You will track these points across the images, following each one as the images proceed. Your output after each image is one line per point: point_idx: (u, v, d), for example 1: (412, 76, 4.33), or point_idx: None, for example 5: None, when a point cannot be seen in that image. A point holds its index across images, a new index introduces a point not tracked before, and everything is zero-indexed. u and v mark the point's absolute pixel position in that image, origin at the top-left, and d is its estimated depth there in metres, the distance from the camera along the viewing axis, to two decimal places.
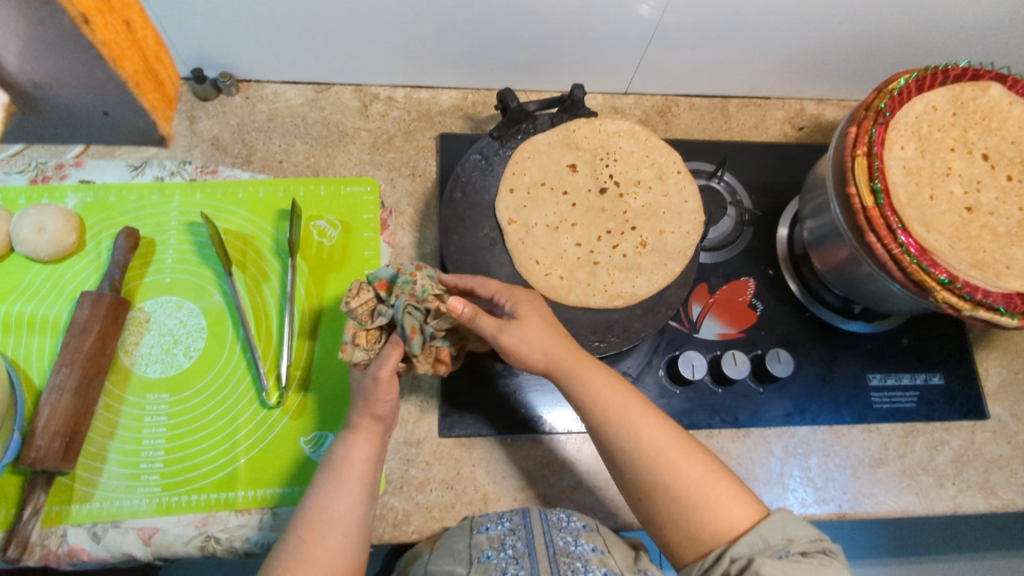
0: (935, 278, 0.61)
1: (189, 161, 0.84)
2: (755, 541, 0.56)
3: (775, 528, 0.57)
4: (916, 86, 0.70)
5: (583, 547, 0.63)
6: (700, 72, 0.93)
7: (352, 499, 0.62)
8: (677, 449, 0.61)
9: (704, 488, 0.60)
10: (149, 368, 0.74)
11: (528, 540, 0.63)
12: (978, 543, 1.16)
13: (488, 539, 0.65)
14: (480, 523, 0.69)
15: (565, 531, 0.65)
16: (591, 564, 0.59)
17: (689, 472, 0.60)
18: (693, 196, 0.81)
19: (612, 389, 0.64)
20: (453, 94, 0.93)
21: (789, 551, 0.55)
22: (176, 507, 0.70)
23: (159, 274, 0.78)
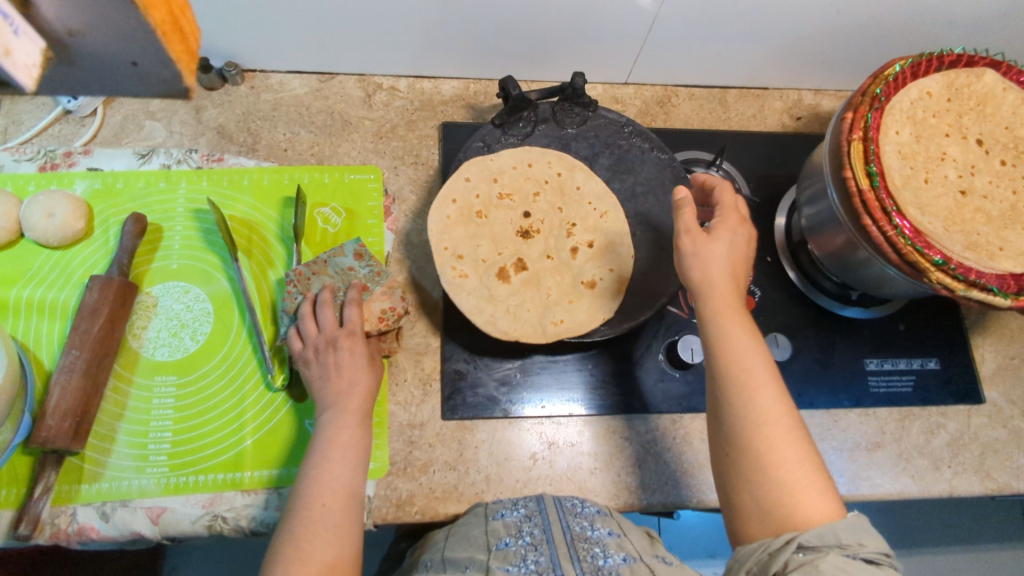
0: (929, 260, 0.63)
1: (195, 149, 0.85)
2: (828, 535, 0.53)
3: (852, 531, 0.53)
4: (912, 72, 0.70)
5: (601, 531, 0.64)
6: (700, 62, 0.94)
7: (354, 472, 0.63)
8: (779, 424, 0.58)
9: (793, 472, 0.56)
10: (157, 351, 0.76)
11: (544, 526, 0.64)
12: (975, 531, 1.17)
13: (505, 525, 0.66)
14: (494, 509, 0.70)
15: (582, 516, 0.67)
16: (609, 549, 0.61)
17: (785, 453, 0.57)
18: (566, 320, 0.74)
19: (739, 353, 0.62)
20: (455, 84, 0.94)
21: (857, 555, 0.52)
22: (184, 487, 0.71)
23: (167, 260, 0.80)
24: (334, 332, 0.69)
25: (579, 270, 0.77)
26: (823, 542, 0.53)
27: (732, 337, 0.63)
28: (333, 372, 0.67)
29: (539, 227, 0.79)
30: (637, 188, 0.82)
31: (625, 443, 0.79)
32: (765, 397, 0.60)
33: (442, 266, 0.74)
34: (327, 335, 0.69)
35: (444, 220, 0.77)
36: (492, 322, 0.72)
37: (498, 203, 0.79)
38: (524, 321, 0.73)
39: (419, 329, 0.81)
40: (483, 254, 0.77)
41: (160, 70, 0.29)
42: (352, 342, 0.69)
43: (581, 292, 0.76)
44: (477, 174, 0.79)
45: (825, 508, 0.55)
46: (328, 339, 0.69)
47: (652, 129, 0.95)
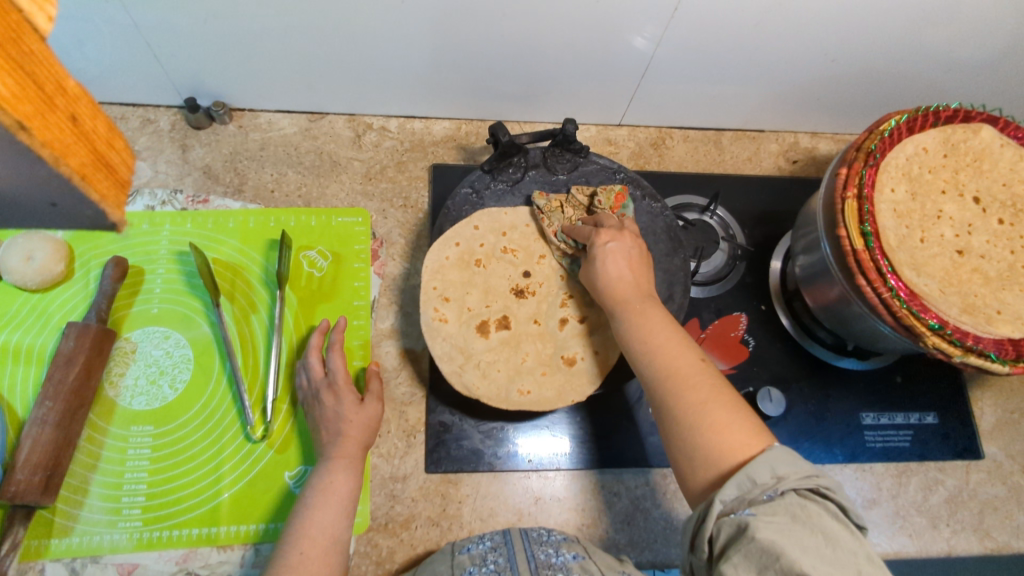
0: (925, 323, 0.61)
1: (180, 189, 0.84)
2: (742, 481, 0.50)
3: (763, 466, 0.50)
4: (907, 127, 0.69)
5: (565, 556, 0.63)
6: (694, 105, 0.93)
7: (338, 517, 0.62)
8: (695, 375, 0.58)
9: (707, 410, 0.55)
10: (134, 400, 0.74)
11: (509, 555, 0.63)
12: None
13: (470, 557, 0.65)
14: (461, 545, 0.69)
15: (546, 545, 0.66)
16: (572, 574, 0.59)
17: (699, 391, 0.57)
18: (536, 388, 0.71)
19: (649, 321, 0.63)
20: (446, 125, 0.93)
21: (778, 491, 0.49)
22: (158, 543, 0.69)
23: (148, 304, 0.78)
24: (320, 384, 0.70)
25: (564, 342, 0.74)
26: (742, 492, 0.49)
27: (642, 322, 0.63)
28: (324, 424, 0.69)
29: (536, 289, 0.76)
30: None
31: (614, 498, 0.77)
32: (675, 352, 0.60)
33: (425, 306, 0.74)
34: (314, 387, 0.70)
35: (441, 260, 0.75)
36: (459, 374, 0.71)
37: (500, 256, 0.77)
38: (490, 382, 0.71)
39: (404, 378, 0.79)
40: (470, 303, 0.74)
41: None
42: (335, 395, 0.69)
43: (558, 367, 0.72)
44: (487, 225, 0.77)
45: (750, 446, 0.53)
46: (315, 391, 0.70)
47: (646, 172, 0.93)
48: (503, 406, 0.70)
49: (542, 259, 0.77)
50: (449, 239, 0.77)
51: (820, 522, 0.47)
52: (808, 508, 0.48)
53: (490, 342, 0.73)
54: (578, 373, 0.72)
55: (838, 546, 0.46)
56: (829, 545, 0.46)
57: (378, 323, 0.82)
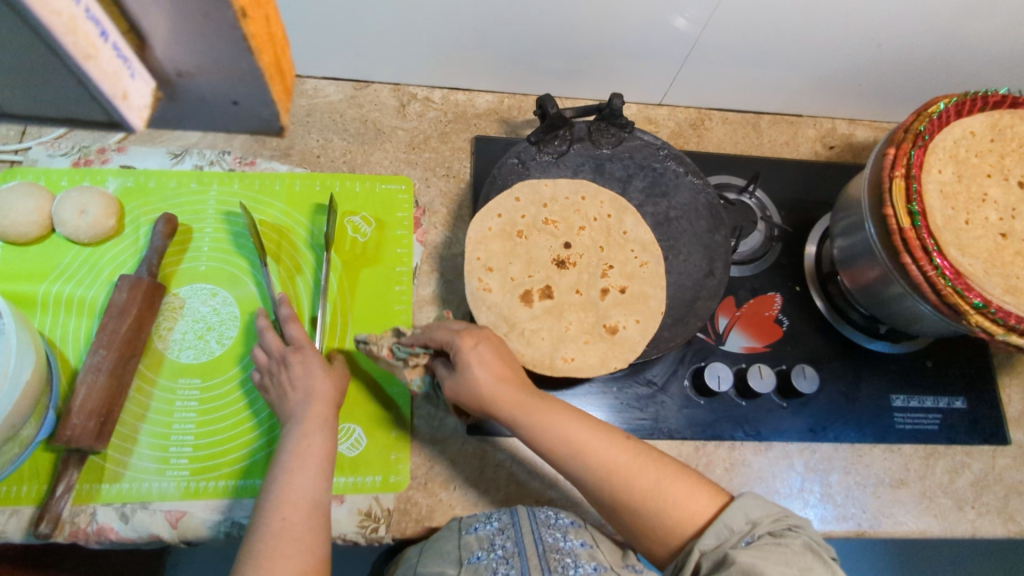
0: (968, 302, 0.62)
1: (228, 150, 0.85)
2: (720, 530, 0.57)
3: (738, 512, 0.58)
4: (955, 111, 0.70)
5: (573, 542, 0.63)
6: (736, 87, 0.94)
7: (318, 481, 0.62)
8: (626, 458, 0.61)
9: (661, 488, 0.60)
10: (182, 353, 0.75)
11: (517, 538, 0.63)
12: None
13: (477, 539, 0.65)
14: (468, 524, 0.69)
15: (554, 528, 0.66)
16: (580, 559, 0.60)
17: (644, 475, 0.61)
18: (580, 354, 0.72)
19: (559, 420, 0.62)
20: (489, 98, 0.94)
21: (753, 533, 0.56)
22: (204, 493, 0.71)
23: (195, 262, 0.79)
24: (281, 351, 0.70)
25: (605, 311, 0.75)
26: (718, 541, 0.56)
27: (548, 422, 0.62)
28: (288, 386, 0.68)
29: (577, 260, 0.77)
30: (670, 212, 0.80)
31: None
32: (598, 442, 0.62)
33: (470, 276, 0.74)
34: (276, 356, 0.70)
35: (484, 232, 0.76)
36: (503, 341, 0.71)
37: (542, 227, 0.77)
38: (535, 349, 0.72)
39: None
40: (513, 272, 0.75)
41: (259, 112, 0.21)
42: (301, 357, 0.68)
43: (601, 335, 0.73)
44: (528, 196, 0.78)
45: (705, 506, 0.60)
46: (278, 359, 0.70)
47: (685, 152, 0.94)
48: (549, 372, 0.71)
49: (581, 231, 0.78)
50: (491, 210, 0.77)
51: (790, 550, 0.53)
52: (783, 540, 0.54)
53: (533, 309, 0.74)
54: (620, 341, 0.73)
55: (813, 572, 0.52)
56: (802, 570, 0.52)
57: (420, 289, 0.83)
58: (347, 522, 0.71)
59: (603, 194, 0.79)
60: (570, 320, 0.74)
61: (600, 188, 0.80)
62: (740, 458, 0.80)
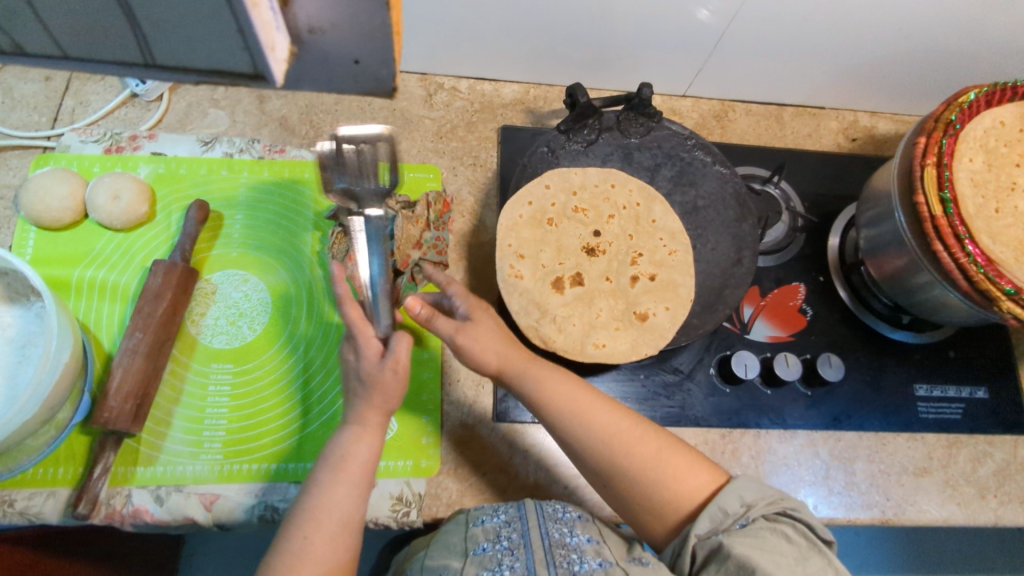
0: (1000, 289, 0.63)
1: (258, 139, 0.86)
2: (714, 513, 0.58)
3: (732, 495, 0.58)
4: (986, 100, 0.71)
5: (579, 538, 0.64)
6: (761, 79, 0.94)
7: (348, 496, 0.61)
8: (630, 428, 0.63)
9: (663, 462, 0.62)
10: (215, 339, 0.76)
11: (523, 531, 0.63)
12: None
13: (484, 531, 0.65)
14: (476, 516, 0.69)
15: (561, 523, 0.66)
16: (586, 555, 0.60)
17: (647, 447, 0.62)
18: (611, 340, 0.73)
19: (565, 384, 0.65)
20: (515, 88, 0.94)
21: (748, 519, 0.57)
22: (237, 476, 0.71)
23: (227, 248, 0.80)
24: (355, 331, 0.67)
25: (635, 298, 0.76)
26: (712, 525, 0.57)
27: (547, 384, 0.64)
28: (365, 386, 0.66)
29: (606, 248, 0.78)
30: (698, 201, 0.81)
31: None
32: (602, 412, 0.64)
33: (501, 262, 0.75)
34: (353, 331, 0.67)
35: (515, 219, 0.76)
36: (536, 327, 0.72)
37: (571, 214, 0.78)
38: (567, 335, 0.72)
39: None
40: (544, 260, 0.76)
41: (377, 70, 0.21)
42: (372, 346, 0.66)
43: (632, 321, 0.74)
44: (558, 184, 0.78)
45: (705, 482, 0.62)
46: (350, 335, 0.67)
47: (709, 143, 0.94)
48: (580, 359, 0.71)
49: (611, 219, 0.79)
50: (523, 197, 0.77)
51: (779, 538, 0.54)
52: (774, 527, 0.55)
53: (564, 296, 0.74)
54: (650, 328, 0.73)
55: (806, 561, 0.53)
56: (797, 561, 0.53)
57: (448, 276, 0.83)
58: (380, 505, 0.72)
59: (631, 183, 0.80)
60: (600, 307, 0.75)
61: (628, 177, 0.80)
62: (766, 446, 0.81)
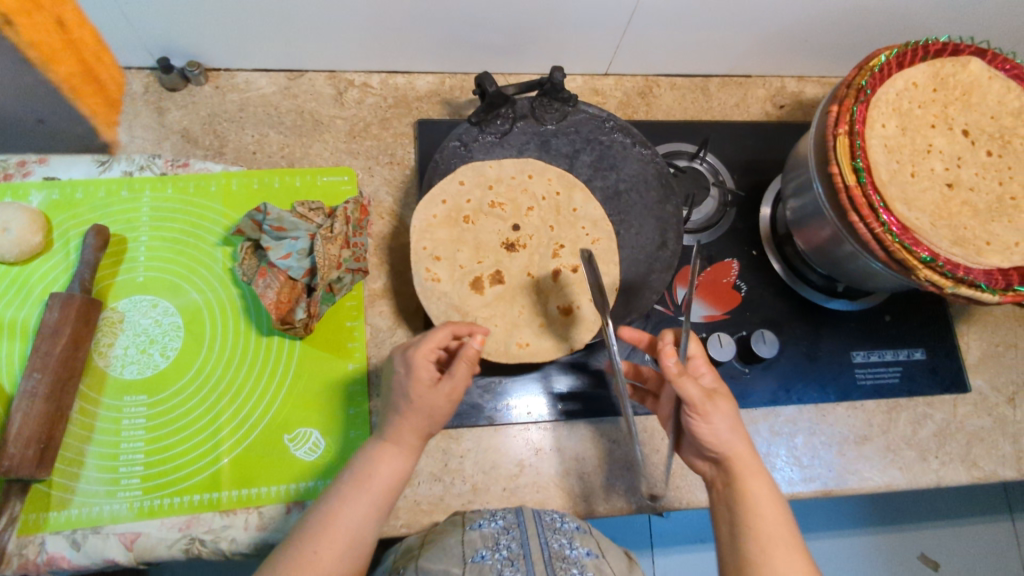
0: (916, 256, 0.62)
1: (159, 154, 0.81)
2: None
3: None
4: (897, 62, 0.69)
5: (579, 550, 0.63)
6: (684, 51, 0.90)
7: (368, 517, 0.59)
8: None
9: None
10: (125, 370, 0.73)
11: (523, 540, 0.63)
12: (946, 503, 1.25)
13: (482, 536, 0.64)
14: (473, 519, 0.68)
15: (560, 533, 0.66)
16: (587, 570, 0.59)
17: None
18: (535, 337, 0.71)
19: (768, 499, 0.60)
20: (430, 79, 0.89)
21: None
22: (159, 511, 0.69)
23: (132, 273, 0.76)
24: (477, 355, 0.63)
25: (558, 292, 0.74)
26: None
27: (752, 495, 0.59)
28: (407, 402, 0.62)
29: (527, 242, 0.75)
30: (619, 184, 0.78)
31: (613, 445, 0.78)
32: (785, 539, 0.57)
33: (417, 267, 0.72)
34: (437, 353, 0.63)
35: (428, 219, 0.73)
36: (457, 332, 0.70)
37: (488, 211, 0.75)
38: (489, 337, 0.71)
39: (400, 336, 0.78)
40: (462, 260, 0.73)
41: None
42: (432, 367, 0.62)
43: (555, 317, 0.72)
44: (472, 179, 0.75)
45: None
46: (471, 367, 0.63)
47: (632, 122, 0.92)
48: (505, 360, 0.70)
49: (531, 211, 0.76)
50: (435, 197, 0.74)
51: None
52: None
53: (485, 296, 0.72)
54: (575, 322, 0.72)
55: None
56: None
57: (370, 282, 0.80)
58: None
59: (550, 172, 0.77)
60: (522, 304, 0.73)
61: (547, 166, 0.77)
62: None
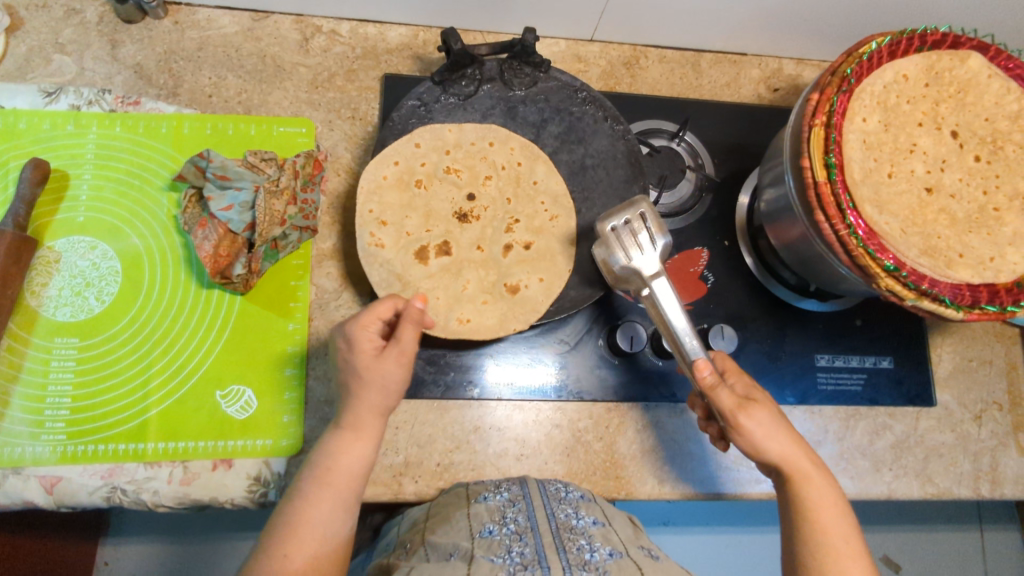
0: (880, 264, 0.58)
1: (109, 89, 0.77)
2: None
3: None
4: (889, 51, 0.64)
5: (586, 521, 0.61)
6: (675, 23, 0.85)
7: (337, 513, 0.57)
8: None
9: None
10: (58, 311, 0.71)
11: (529, 513, 0.61)
12: (914, 509, 1.23)
13: (487, 510, 0.63)
14: (476, 492, 0.68)
15: (566, 504, 0.64)
16: (595, 542, 0.57)
17: None
18: (480, 316, 0.69)
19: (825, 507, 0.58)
20: (403, 31, 0.84)
21: None
22: (81, 457, 0.68)
23: (72, 212, 0.74)
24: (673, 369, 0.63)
25: (507, 269, 0.72)
26: None
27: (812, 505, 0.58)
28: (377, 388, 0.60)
29: (480, 214, 0.73)
30: (586, 160, 0.74)
31: (553, 429, 0.75)
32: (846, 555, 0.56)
33: (361, 230, 0.70)
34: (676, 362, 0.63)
35: (378, 180, 0.71)
36: None
37: (442, 177, 0.73)
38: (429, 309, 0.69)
39: (345, 300, 0.75)
40: (409, 227, 0.71)
41: None
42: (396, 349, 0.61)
43: (500, 295, 0.70)
44: (429, 142, 0.72)
45: None
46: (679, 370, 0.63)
47: (612, 93, 0.87)
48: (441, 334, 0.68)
49: (488, 181, 0.74)
50: (388, 157, 0.71)
51: None
52: None
53: (432, 267, 0.70)
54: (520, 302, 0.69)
55: None
56: None
57: (319, 242, 0.77)
58: (235, 486, 0.69)
59: (512, 142, 0.74)
60: (470, 279, 0.71)
61: (512, 135, 0.74)
62: (654, 420, 0.77)
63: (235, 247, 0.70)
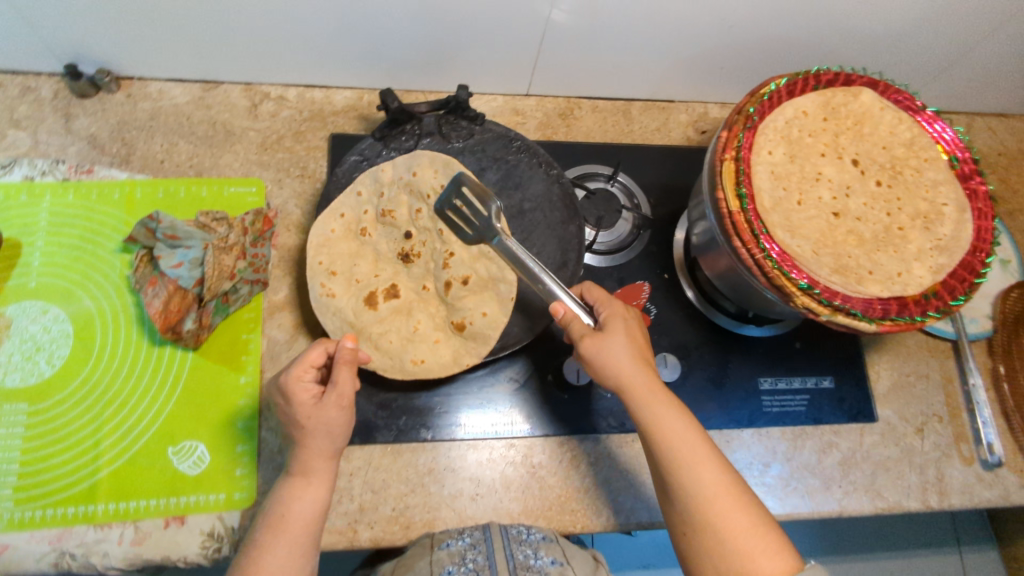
0: (794, 283, 0.62)
1: (62, 160, 0.80)
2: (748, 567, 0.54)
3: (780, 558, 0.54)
4: (788, 91, 0.70)
5: (544, 562, 0.64)
6: (602, 75, 0.91)
7: (291, 561, 0.57)
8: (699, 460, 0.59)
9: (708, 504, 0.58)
10: (7, 377, 0.71)
11: (489, 556, 0.64)
12: (885, 531, 1.24)
13: (449, 555, 0.64)
14: (440, 539, 0.67)
15: (526, 545, 0.66)
16: None
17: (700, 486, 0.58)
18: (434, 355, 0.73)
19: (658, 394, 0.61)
20: (348, 94, 0.89)
21: None
22: (29, 523, 0.68)
23: (24, 278, 0.75)
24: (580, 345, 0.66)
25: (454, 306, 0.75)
26: None
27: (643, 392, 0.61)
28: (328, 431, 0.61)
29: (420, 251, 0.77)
30: (524, 204, 0.77)
31: (507, 468, 0.76)
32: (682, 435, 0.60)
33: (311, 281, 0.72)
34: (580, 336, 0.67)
35: (326, 233, 0.74)
36: None
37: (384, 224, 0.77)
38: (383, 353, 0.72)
39: (297, 350, 0.77)
40: (359, 274, 0.76)
41: None
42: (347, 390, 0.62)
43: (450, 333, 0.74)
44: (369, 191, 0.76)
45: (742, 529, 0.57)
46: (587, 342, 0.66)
47: (549, 142, 0.92)
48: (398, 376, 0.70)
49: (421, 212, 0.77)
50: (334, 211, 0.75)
51: None
52: None
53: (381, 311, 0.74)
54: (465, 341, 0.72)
55: None
56: None
57: (269, 295, 0.78)
58: (187, 543, 0.69)
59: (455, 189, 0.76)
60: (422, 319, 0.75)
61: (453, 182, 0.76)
62: (606, 451, 0.79)
63: (184, 304, 0.72)
